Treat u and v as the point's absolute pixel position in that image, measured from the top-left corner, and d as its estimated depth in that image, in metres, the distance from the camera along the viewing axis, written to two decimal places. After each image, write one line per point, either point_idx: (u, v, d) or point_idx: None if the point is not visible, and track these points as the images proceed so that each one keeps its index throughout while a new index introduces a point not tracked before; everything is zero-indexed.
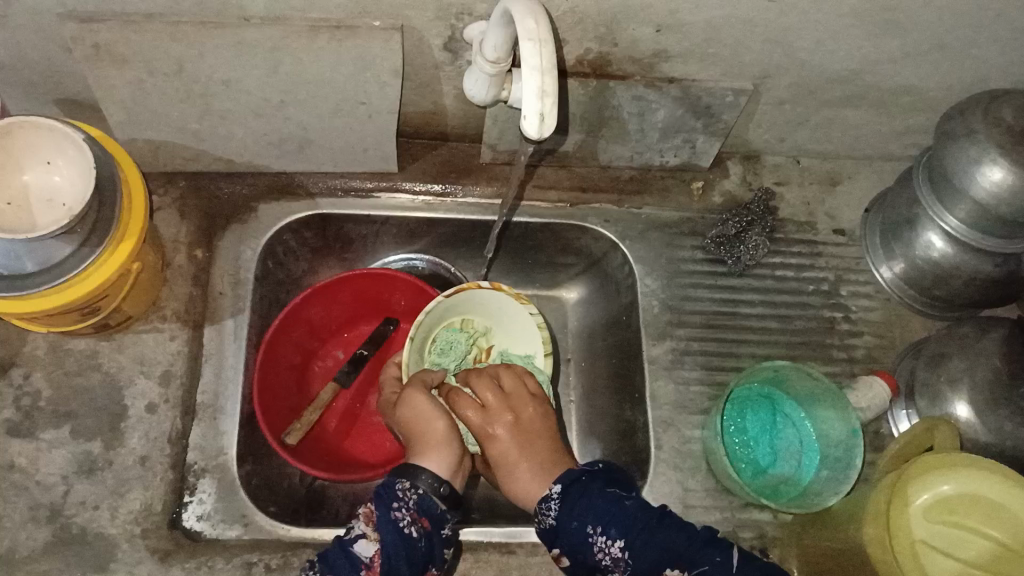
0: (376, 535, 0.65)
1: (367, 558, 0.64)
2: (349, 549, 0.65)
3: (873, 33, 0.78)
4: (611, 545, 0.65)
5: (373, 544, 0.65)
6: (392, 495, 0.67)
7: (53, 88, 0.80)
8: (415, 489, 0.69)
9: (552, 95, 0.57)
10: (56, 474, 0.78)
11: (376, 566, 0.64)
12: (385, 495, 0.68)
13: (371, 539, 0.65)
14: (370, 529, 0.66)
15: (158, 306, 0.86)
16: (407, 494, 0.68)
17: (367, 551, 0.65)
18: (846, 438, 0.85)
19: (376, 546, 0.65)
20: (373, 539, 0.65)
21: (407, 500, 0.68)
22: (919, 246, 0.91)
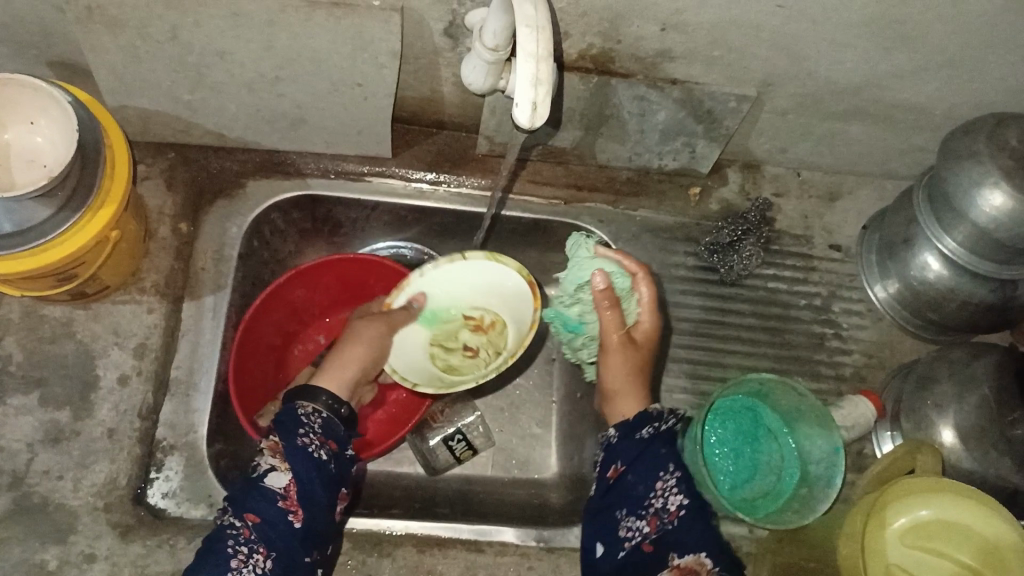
0: (286, 465, 0.65)
1: (281, 489, 0.65)
2: (261, 484, 0.65)
3: (882, 47, 0.77)
4: (668, 489, 0.69)
5: (286, 474, 0.65)
6: (296, 422, 0.68)
7: (44, 49, 0.79)
8: (317, 412, 0.70)
9: (547, 83, 0.56)
10: (21, 441, 0.76)
11: (293, 495, 0.65)
12: (287, 423, 0.68)
13: (282, 471, 0.65)
14: (279, 461, 0.65)
15: (138, 277, 0.84)
16: (311, 418, 0.69)
17: (280, 483, 0.65)
18: (828, 455, 0.85)
19: (289, 476, 0.65)
20: (284, 470, 0.65)
21: (311, 425, 0.68)
22: (915, 267, 0.90)
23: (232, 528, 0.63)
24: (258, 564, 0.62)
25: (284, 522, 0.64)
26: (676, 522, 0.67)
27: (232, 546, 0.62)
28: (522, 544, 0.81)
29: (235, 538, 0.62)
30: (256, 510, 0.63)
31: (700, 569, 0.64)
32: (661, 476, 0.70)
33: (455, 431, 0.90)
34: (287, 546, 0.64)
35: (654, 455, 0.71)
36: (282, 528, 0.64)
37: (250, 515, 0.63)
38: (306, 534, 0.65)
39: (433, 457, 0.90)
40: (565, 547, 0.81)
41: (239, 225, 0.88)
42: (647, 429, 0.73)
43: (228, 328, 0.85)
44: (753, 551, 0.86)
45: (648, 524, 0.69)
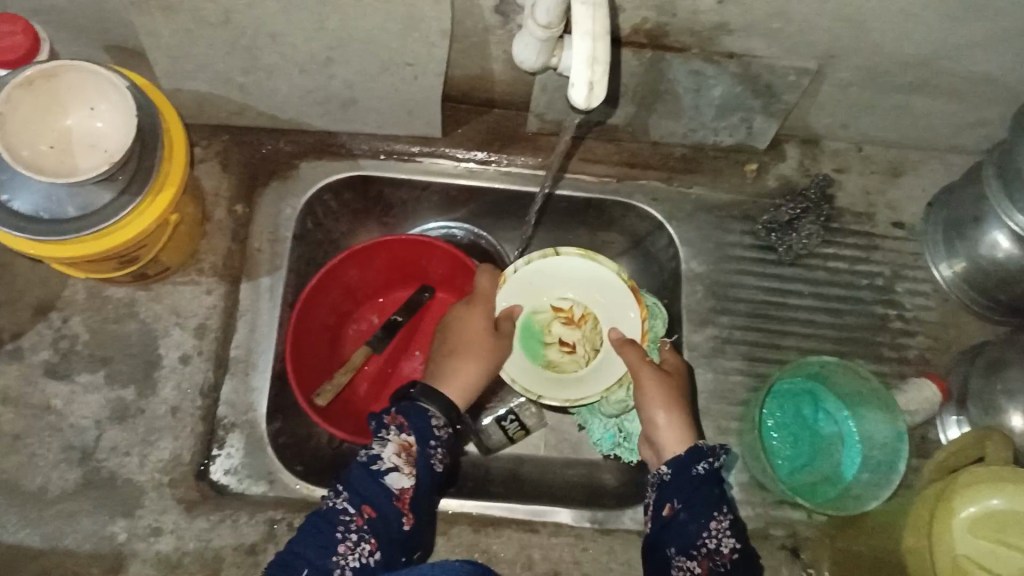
0: (410, 469, 0.67)
1: (398, 490, 0.66)
2: (382, 480, 0.65)
3: (953, 15, 0.73)
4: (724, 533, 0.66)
5: (409, 479, 0.66)
6: (428, 430, 0.70)
7: (102, 34, 0.80)
8: (445, 426, 0.71)
9: (602, 62, 0.55)
10: (89, 418, 0.79)
11: (408, 499, 0.66)
12: (421, 429, 0.69)
13: (404, 473, 0.66)
14: (404, 463, 0.66)
15: (197, 259, 0.86)
16: (439, 431, 0.71)
17: (400, 484, 0.66)
18: (890, 440, 0.82)
19: (410, 480, 0.67)
20: (407, 473, 0.66)
21: (439, 438, 0.70)
22: (984, 246, 0.86)
23: (345, 514, 0.63)
24: (364, 555, 0.62)
25: (396, 523, 0.65)
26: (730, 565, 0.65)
27: (342, 532, 0.63)
28: (576, 525, 0.82)
29: (347, 525, 0.63)
30: (373, 504, 0.64)
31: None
32: (715, 518, 0.66)
33: (507, 411, 0.89)
34: (392, 546, 0.64)
35: (706, 495, 0.67)
36: (393, 529, 0.64)
37: (366, 506, 0.64)
38: (408, 539, 0.66)
39: (486, 437, 0.89)
40: (620, 528, 0.83)
41: (293, 206, 0.89)
42: (702, 464, 0.69)
43: (284, 308, 0.86)
44: (813, 536, 0.82)
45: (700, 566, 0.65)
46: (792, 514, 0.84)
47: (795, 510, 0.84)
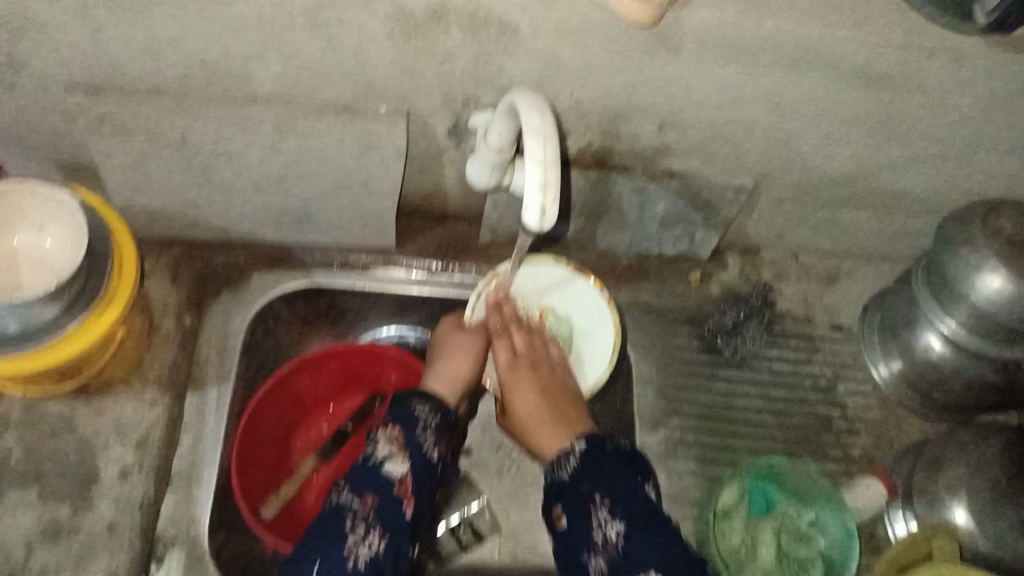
0: (403, 455, 0.69)
1: (397, 477, 0.68)
2: (379, 470, 0.68)
3: (873, 141, 0.79)
4: (610, 527, 0.65)
5: (402, 465, 0.69)
6: (412, 418, 0.72)
7: (52, 153, 0.81)
8: (432, 414, 0.74)
9: (553, 188, 0.57)
10: (18, 539, 0.75)
11: (407, 484, 0.68)
12: (404, 419, 0.72)
13: (398, 459, 0.69)
14: (396, 450, 0.69)
15: (142, 369, 0.84)
16: (427, 419, 0.73)
17: (397, 471, 0.68)
18: (840, 538, 0.84)
19: (405, 466, 0.69)
20: (400, 460, 0.69)
21: (427, 424, 0.73)
22: (918, 348, 0.90)
23: (351, 507, 0.65)
24: (374, 544, 0.64)
25: (399, 507, 0.67)
26: (621, 548, 0.64)
27: (351, 522, 0.64)
28: None
29: (354, 516, 0.65)
30: (376, 492, 0.66)
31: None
32: (591, 508, 0.66)
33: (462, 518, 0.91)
34: (399, 533, 0.66)
35: (579, 490, 0.68)
36: (397, 513, 0.66)
37: (370, 495, 0.66)
38: (413, 525, 0.67)
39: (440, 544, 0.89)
40: None
41: (244, 316, 0.88)
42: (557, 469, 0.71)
43: (233, 419, 0.84)
44: None
45: (601, 557, 0.64)
46: None
47: None
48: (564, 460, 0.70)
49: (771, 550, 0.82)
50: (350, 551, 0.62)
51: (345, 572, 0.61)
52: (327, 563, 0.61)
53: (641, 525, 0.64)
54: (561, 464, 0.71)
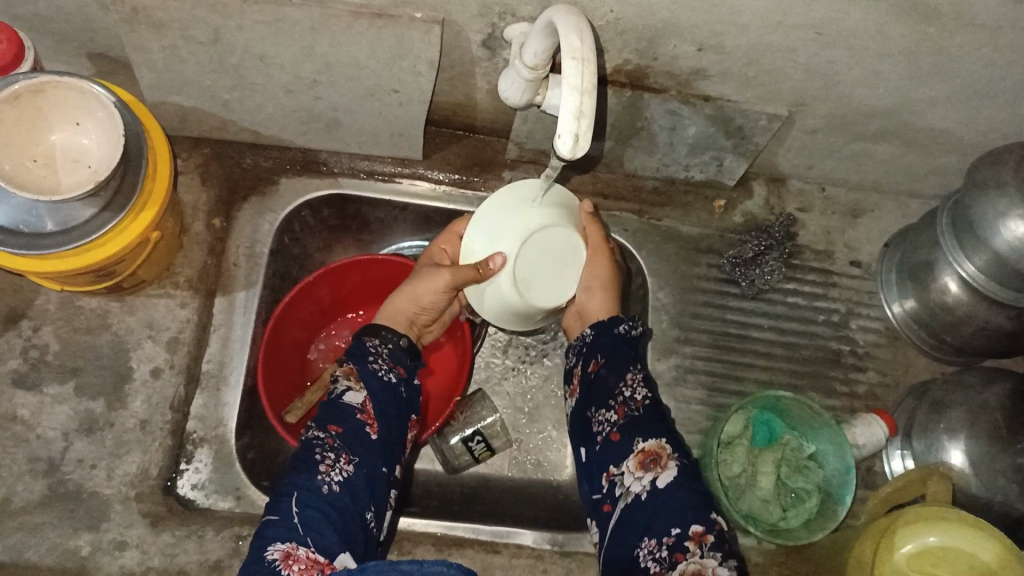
0: (360, 384, 0.70)
1: (359, 406, 0.69)
2: (340, 401, 0.69)
3: (917, 74, 0.77)
4: (638, 390, 0.75)
5: (362, 393, 0.69)
6: (366, 350, 0.73)
7: (86, 43, 0.80)
8: (384, 344, 0.74)
9: (590, 116, 0.56)
10: (56, 430, 0.79)
11: (370, 409, 0.69)
12: (358, 353, 0.73)
13: (356, 389, 0.69)
14: (354, 382, 0.70)
15: (172, 271, 0.86)
16: (379, 348, 0.74)
17: (358, 400, 0.69)
18: (840, 474, 0.85)
19: (364, 393, 0.69)
20: (359, 389, 0.69)
21: (380, 353, 0.73)
22: (934, 289, 0.91)
23: (317, 440, 0.66)
24: (342, 471, 0.65)
25: (365, 433, 0.68)
26: (640, 410, 0.73)
27: (319, 454, 0.65)
28: (538, 547, 0.85)
29: (321, 448, 0.65)
30: (338, 423, 0.67)
31: (662, 453, 0.69)
32: (630, 370, 0.76)
33: (475, 431, 0.91)
34: (368, 452, 0.67)
35: (625, 353, 0.78)
36: (363, 439, 0.67)
37: (332, 427, 0.67)
38: (383, 446, 0.69)
39: (453, 456, 0.91)
40: (581, 551, 0.85)
41: (271, 222, 0.89)
42: (622, 326, 0.79)
43: (258, 324, 0.87)
44: (762, 561, 0.86)
45: (616, 413, 0.74)
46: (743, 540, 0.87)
47: (746, 536, 0.87)
48: (637, 322, 0.80)
49: (770, 479, 0.85)
50: (323, 478, 0.64)
51: (320, 497, 0.62)
52: (304, 493, 0.62)
53: (659, 406, 0.75)
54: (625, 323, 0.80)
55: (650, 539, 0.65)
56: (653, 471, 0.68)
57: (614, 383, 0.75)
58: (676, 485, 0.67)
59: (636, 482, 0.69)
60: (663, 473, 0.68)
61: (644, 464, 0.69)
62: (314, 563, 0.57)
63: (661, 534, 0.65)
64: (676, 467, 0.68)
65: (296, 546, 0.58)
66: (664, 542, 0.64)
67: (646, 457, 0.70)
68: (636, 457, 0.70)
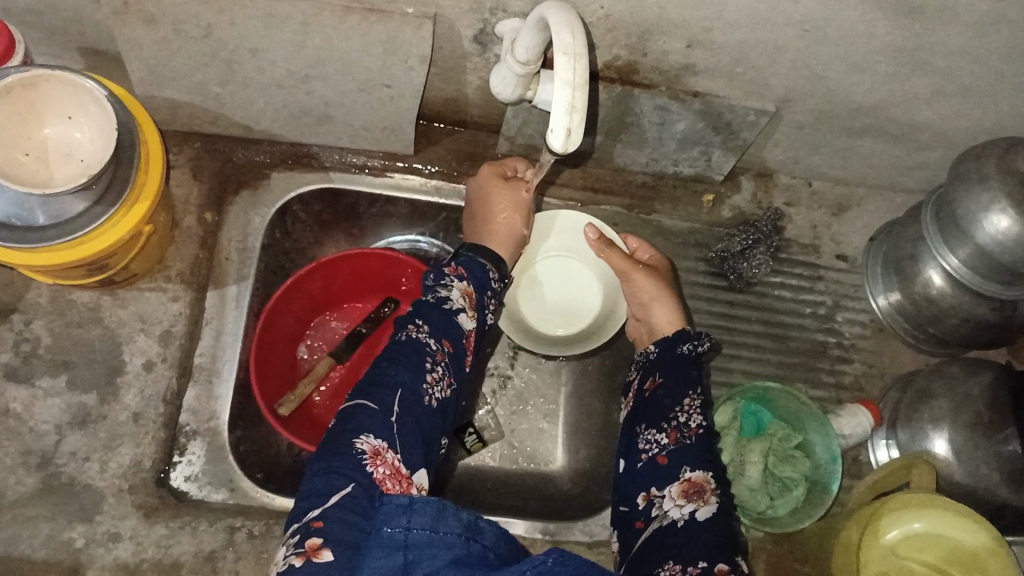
0: (472, 312, 0.75)
1: (467, 330, 0.74)
2: (453, 317, 0.72)
3: (901, 70, 0.78)
4: (694, 416, 0.75)
5: (472, 321, 0.74)
6: (483, 281, 0.78)
7: (77, 37, 0.80)
8: (501, 280, 0.81)
9: (581, 111, 0.57)
10: (49, 423, 0.79)
11: (472, 340, 0.74)
12: (478, 282, 0.78)
13: (468, 315, 0.74)
14: (471, 307, 0.75)
15: (164, 265, 0.86)
16: (496, 284, 0.79)
17: (469, 325, 0.74)
18: (823, 464, 0.87)
19: (472, 322, 0.75)
20: (472, 316, 0.74)
21: (495, 290, 0.79)
22: (919, 283, 0.92)
23: (429, 348, 0.68)
24: (443, 388, 0.68)
25: (461, 359, 0.73)
26: (693, 438, 0.74)
27: (430, 362, 0.68)
28: (528, 536, 0.85)
29: (432, 356, 0.68)
30: (450, 340, 0.71)
31: (707, 486, 0.70)
32: (687, 395, 0.77)
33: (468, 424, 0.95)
34: (458, 380, 0.72)
35: (685, 375, 0.79)
36: (461, 363, 0.72)
37: (445, 342, 0.71)
38: (463, 379, 0.74)
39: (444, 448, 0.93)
40: (571, 540, 0.86)
41: (262, 216, 0.89)
42: (686, 345, 0.81)
43: (250, 318, 0.87)
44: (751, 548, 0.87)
45: (668, 436, 0.75)
46: None
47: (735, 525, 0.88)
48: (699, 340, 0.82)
49: (758, 468, 0.86)
50: (427, 388, 0.66)
51: (422, 404, 0.65)
52: (408, 393, 0.64)
53: (714, 436, 0.75)
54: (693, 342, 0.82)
55: (675, 565, 0.65)
56: (694, 502, 0.69)
57: (670, 407, 0.76)
58: (715, 520, 0.67)
59: (675, 509, 0.69)
60: (703, 506, 0.68)
61: (688, 494, 0.70)
62: (396, 472, 0.59)
63: (688, 562, 0.64)
64: (717, 502, 0.69)
65: (385, 448, 0.59)
66: (689, 570, 0.63)
67: (691, 487, 0.70)
68: (681, 484, 0.71)
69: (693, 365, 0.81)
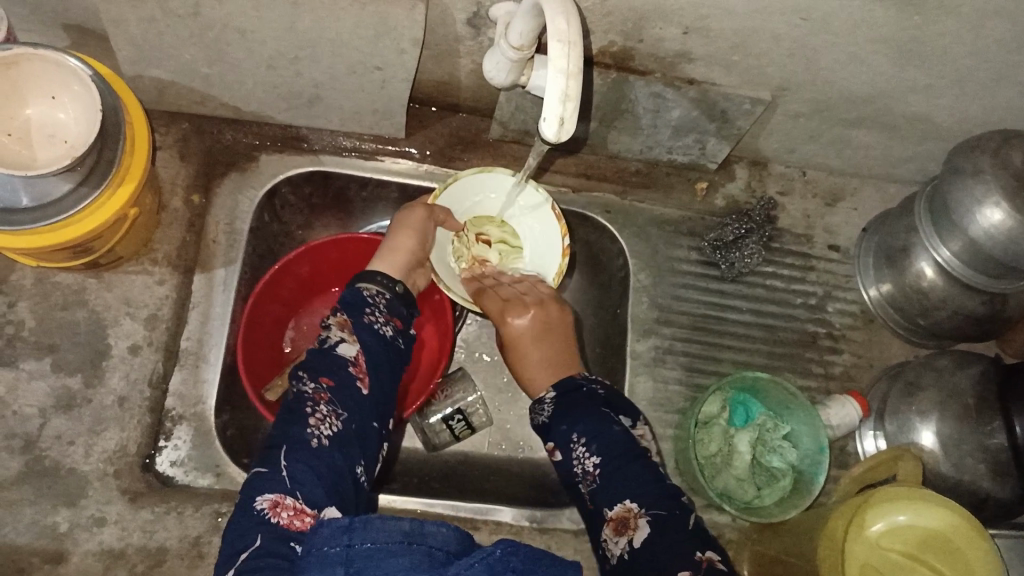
0: (354, 337, 0.70)
1: (351, 357, 0.69)
2: (332, 352, 0.69)
3: (899, 61, 0.78)
4: (586, 459, 0.71)
5: (355, 345, 0.70)
6: (362, 302, 0.73)
7: (61, 13, 0.78)
8: (381, 293, 0.75)
9: (575, 99, 0.56)
10: (33, 406, 0.78)
11: (362, 363, 0.69)
12: (353, 304, 0.73)
13: (350, 342, 0.70)
14: (348, 334, 0.70)
15: (150, 248, 0.85)
16: (376, 299, 0.75)
17: (350, 351, 0.69)
18: (813, 453, 0.86)
19: (357, 346, 0.70)
20: (354, 341, 0.70)
21: (377, 305, 0.74)
22: (911, 274, 0.92)
23: (309, 393, 0.66)
24: (333, 424, 0.65)
25: (355, 386, 0.68)
26: (597, 481, 0.70)
27: (310, 406, 0.65)
28: (516, 524, 0.85)
29: (313, 400, 0.65)
30: (331, 374, 0.67)
31: (630, 514, 0.66)
32: (574, 441, 0.73)
33: (456, 410, 0.91)
34: (359, 409, 0.67)
35: (583, 411, 0.75)
36: (354, 393, 0.68)
37: (324, 378, 0.67)
38: (373, 401, 0.69)
39: (433, 434, 0.92)
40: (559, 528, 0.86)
41: (251, 199, 0.88)
42: (545, 407, 0.78)
43: (238, 301, 0.86)
44: (734, 538, 0.89)
45: (585, 487, 0.71)
46: (718, 517, 0.89)
47: (721, 514, 0.89)
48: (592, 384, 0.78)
49: (745, 458, 0.86)
50: (312, 431, 0.63)
51: (309, 448, 0.62)
52: (291, 444, 0.62)
53: (618, 456, 0.70)
54: (539, 410, 0.79)
55: None
56: (627, 534, 0.65)
57: (568, 462, 0.73)
58: (649, 540, 0.63)
59: (615, 547, 0.66)
60: (635, 533, 0.65)
61: (619, 528, 0.66)
62: (301, 512, 0.58)
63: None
64: (646, 522, 0.64)
65: (283, 497, 0.59)
66: None
67: (619, 522, 0.67)
68: (609, 525, 0.67)
69: (586, 398, 0.76)
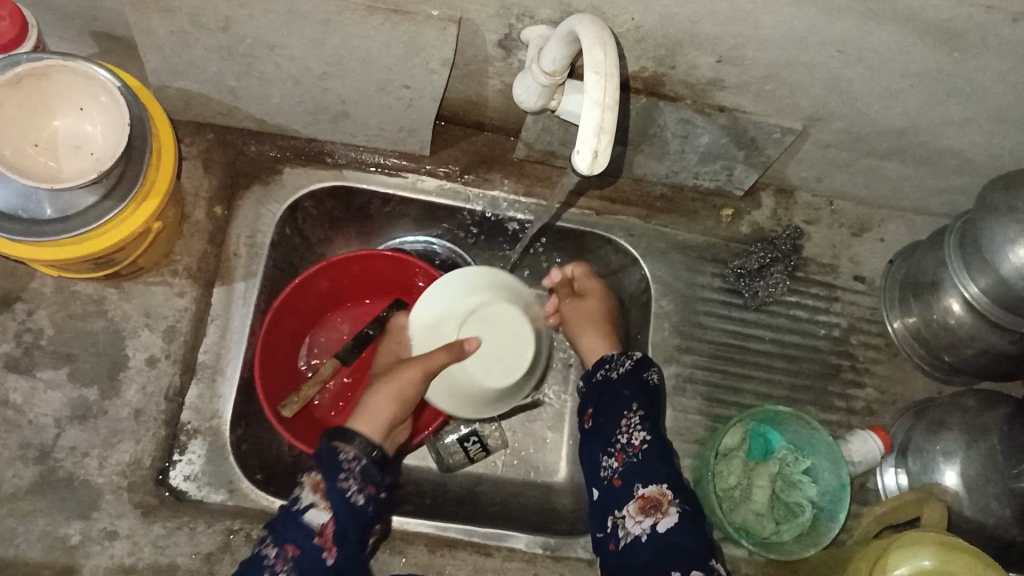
0: (325, 503, 0.73)
1: (318, 526, 0.72)
2: (302, 517, 0.72)
3: (935, 96, 0.76)
4: (635, 434, 0.77)
5: (325, 514, 0.72)
6: (337, 465, 0.75)
7: (92, 21, 0.78)
8: (356, 458, 0.76)
9: (610, 132, 0.55)
10: (48, 416, 0.78)
11: (327, 534, 0.73)
12: (330, 466, 0.75)
13: (319, 509, 0.73)
14: (318, 499, 0.73)
15: (170, 259, 0.85)
16: (351, 462, 0.76)
17: (319, 520, 0.72)
18: (834, 490, 0.85)
19: (327, 513, 0.73)
20: (323, 509, 0.73)
21: (352, 470, 0.75)
22: (937, 310, 0.90)
23: (269, 559, 0.70)
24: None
25: (319, 556, 0.72)
26: (638, 455, 0.76)
27: (268, 563, 0.70)
28: (530, 551, 0.83)
29: (270, 568, 0.70)
30: (295, 543, 0.71)
31: (662, 498, 0.73)
32: (625, 414, 0.78)
33: (470, 433, 0.93)
34: None
35: (618, 394, 0.80)
36: (315, 561, 0.71)
37: (290, 546, 0.71)
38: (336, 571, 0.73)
39: (448, 455, 0.93)
40: (573, 557, 0.84)
41: (273, 212, 0.87)
42: (600, 371, 0.83)
43: (257, 316, 0.85)
44: (750, 573, 0.86)
45: (615, 458, 0.78)
46: (734, 552, 0.87)
47: (737, 548, 0.87)
48: (620, 361, 0.82)
49: (765, 492, 0.85)
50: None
51: None
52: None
53: (660, 444, 0.77)
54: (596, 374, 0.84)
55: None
56: (653, 517, 0.73)
57: (611, 430, 0.78)
58: (673, 530, 0.71)
59: (637, 526, 0.73)
60: (663, 518, 0.72)
61: (645, 508, 0.73)
62: None
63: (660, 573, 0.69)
64: (675, 512, 0.72)
65: None
66: None
67: (647, 502, 0.74)
68: (636, 502, 0.74)
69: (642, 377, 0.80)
